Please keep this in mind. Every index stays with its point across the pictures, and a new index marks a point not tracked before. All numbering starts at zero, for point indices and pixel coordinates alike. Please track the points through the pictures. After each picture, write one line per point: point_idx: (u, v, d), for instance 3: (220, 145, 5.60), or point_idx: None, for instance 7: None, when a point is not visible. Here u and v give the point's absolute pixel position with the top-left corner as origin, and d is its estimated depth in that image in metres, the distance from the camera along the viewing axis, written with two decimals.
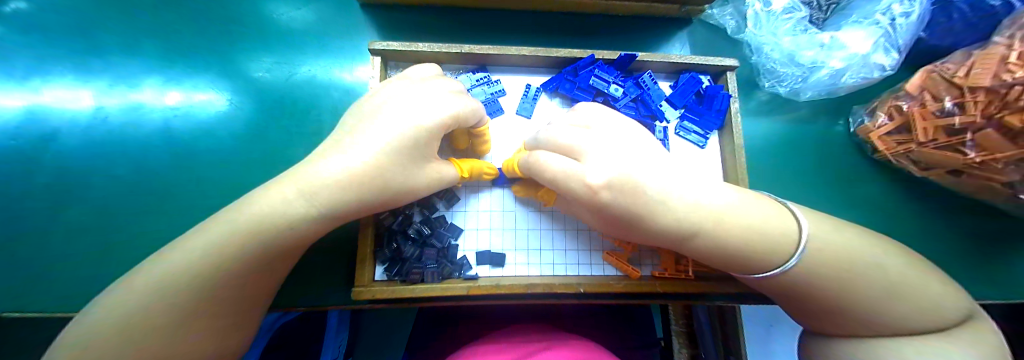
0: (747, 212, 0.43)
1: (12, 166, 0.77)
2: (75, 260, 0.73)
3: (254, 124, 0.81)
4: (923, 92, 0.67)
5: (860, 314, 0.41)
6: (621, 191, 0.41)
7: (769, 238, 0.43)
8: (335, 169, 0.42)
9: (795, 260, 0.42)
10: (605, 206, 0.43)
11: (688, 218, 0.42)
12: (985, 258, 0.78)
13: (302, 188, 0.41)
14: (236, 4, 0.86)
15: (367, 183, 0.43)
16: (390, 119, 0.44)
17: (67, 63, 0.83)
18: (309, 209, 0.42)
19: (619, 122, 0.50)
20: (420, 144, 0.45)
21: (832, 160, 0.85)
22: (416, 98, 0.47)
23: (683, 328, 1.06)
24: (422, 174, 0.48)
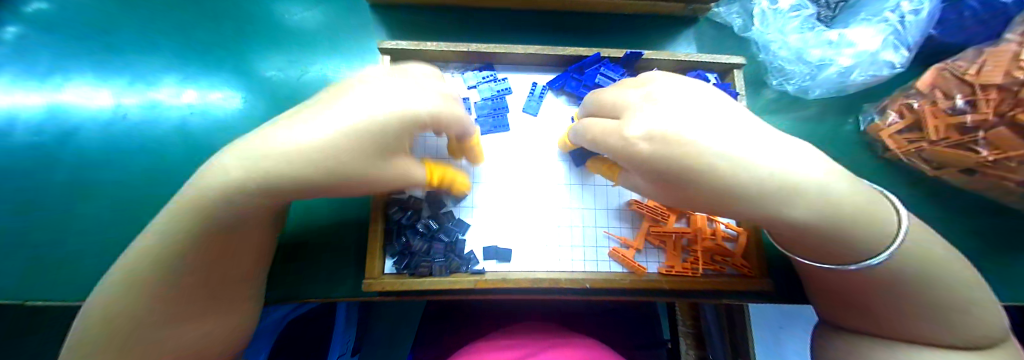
0: (848, 199, 0.34)
1: (37, 161, 0.81)
2: (93, 251, 0.76)
3: (266, 121, 0.83)
4: (934, 90, 0.66)
5: (899, 320, 0.39)
6: (660, 142, 0.36)
7: (851, 228, 0.35)
8: (284, 141, 0.34)
9: (876, 260, 0.36)
10: (644, 160, 0.38)
11: (763, 184, 0.32)
12: (997, 258, 0.77)
13: (245, 161, 0.34)
14: (251, 4, 0.88)
15: (314, 163, 0.34)
16: (355, 99, 0.38)
17: (88, 62, 0.86)
18: (240, 178, 0.34)
19: (706, 93, 0.41)
20: (387, 135, 0.39)
21: (841, 159, 0.84)
22: (388, 89, 0.42)
23: (690, 330, 1.05)
24: (385, 170, 0.42)
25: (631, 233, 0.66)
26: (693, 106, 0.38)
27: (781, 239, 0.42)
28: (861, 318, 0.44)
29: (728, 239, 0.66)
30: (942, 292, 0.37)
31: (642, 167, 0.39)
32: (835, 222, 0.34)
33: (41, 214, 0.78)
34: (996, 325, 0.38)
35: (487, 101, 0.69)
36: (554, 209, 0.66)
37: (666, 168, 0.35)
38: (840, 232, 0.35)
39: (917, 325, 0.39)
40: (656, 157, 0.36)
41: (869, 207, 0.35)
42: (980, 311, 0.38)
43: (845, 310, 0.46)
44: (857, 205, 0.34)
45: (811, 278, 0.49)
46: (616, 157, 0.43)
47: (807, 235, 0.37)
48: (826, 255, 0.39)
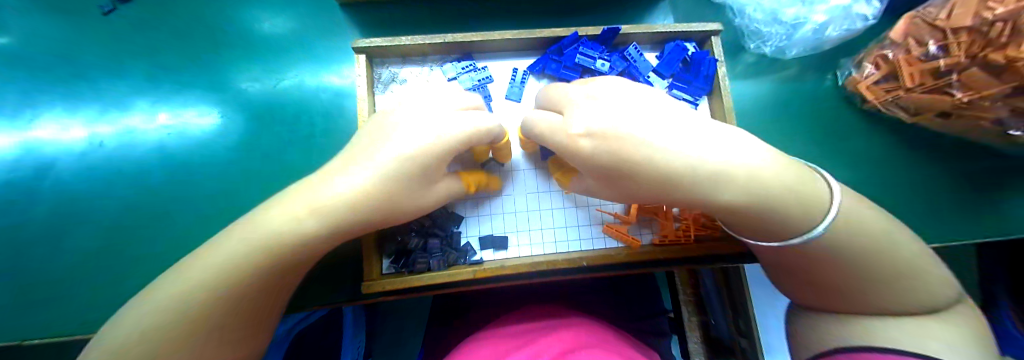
0: (785, 174, 0.38)
1: (15, 202, 0.79)
2: (89, 284, 0.74)
3: (247, 137, 0.82)
4: (907, 38, 0.67)
5: (864, 294, 0.43)
6: (600, 139, 0.38)
7: (795, 204, 0.38)
8: (344, 188, 0.38)
9: (823, 227, 0.39)
10: (587, 156, 0.39)
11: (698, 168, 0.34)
12: (976, 196, 0.79)
13: (313, 207, 0.37)
14: (217, 17, 0.85)
15: (377, 203, 0.40)
16: (397, 138, 0.41)
17: (56, 94, 0.83)
18: (316, 228, 0.38)
19: (641, 92, 0.43)
20: (428, 166, 0.43)
21: (823, 116, 0.85)
22: (430, 113, 0.45)
23: (690, 297, 1.11)
24: (426, 194, 0.46)
25: (623, 209, 0.67)
26: (622, 104, 0.40)
27: (738, 228, 0.44)
28: (829, 299, 0.46)
29: None
30: (886, 261, 0.42)
31: (586, 164, 0.40)
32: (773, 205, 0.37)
33: (29, 254, 0.76)
34: (935, 293, 0.43)
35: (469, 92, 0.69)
36: (544, 200, 0.67)
37: (606, 161, 0.37)
38: (780, 214, 0.39)
39: (875, 297, 0.42)
40: (598, 152, 0.38)
41: (804, 185, 0.39)
42: (920, 279, 0.43)
43: (815, 294, 0.48)
44: (786, 185, 0.37)
45: (777, 266, 0.52)
46: (562, 155, 0.44)
47: (749, 218, 0.39)
48: (779, 236, 0.42)
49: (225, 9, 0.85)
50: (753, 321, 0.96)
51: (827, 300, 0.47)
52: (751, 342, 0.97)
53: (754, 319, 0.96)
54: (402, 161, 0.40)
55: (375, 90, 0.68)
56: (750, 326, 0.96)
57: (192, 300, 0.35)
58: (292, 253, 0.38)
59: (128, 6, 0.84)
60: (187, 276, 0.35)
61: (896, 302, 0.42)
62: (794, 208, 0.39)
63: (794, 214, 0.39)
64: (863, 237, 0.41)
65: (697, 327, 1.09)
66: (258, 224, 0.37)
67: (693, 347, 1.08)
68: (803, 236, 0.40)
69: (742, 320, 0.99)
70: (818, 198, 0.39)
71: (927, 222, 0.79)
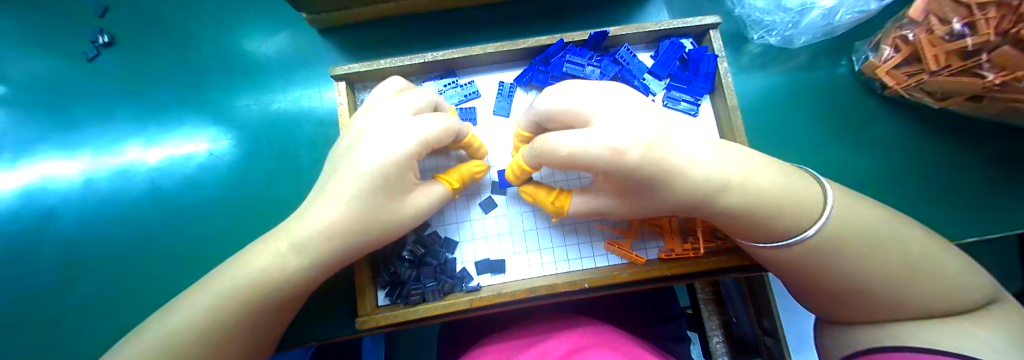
0: (768, 173, 0.44)
1: (20, 249, 0.80)
2: (90, 321, 0.75)
3: (237, 169, 0.81)
4: (928, 16, 0.59)
5: (883, 298, 0.40)
6: (648, 149, 0.37)
7: (795, 195, 0.43)
8: (321, 217, 0.42)
9: (815, 229, 0.42)
10: (632, 170, 0.37)
11: (712, 171, 0.41)
12: (1014, 182, 0.73)
13: (298, 246, 0.43)
14: (198, 51, 0.84)
15: (353, 232, 0.43)
16: (358, 162, 0.43)
17: (51, 139, 0.84)
18: (302, 264, 0.43)
19: (630, 97, 0.44)
20: (390, 177, 0.43)
21: (837, 103, 0.79)
22: (386, 126, 0.45)
23: (709, 296, 1.05)
24: (401, 207, 0.46)
25: (624, 223, 0.64)
26: (620, 105, 0.41)
27: (733, 232, 0.48)
28: (847, 309, 0.44)
29: None
30: (894, 261, 0.40)
31: (625, 175, 0.38)
32: (771, 200, 0.42)
33: (38, 301, 0.77)
34: (966, 290, 0.40)
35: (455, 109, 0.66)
36: (542, 218, 0.64)
37: (650, 172, 0.38)
38: (777, 210, 0.42)
39: (891, 301, 0.40)
40: (646, 163, 0.37)
41: (793, 182, 0.44)
42: (942, 274, 0.40)
43: (832, 306, 0.46)
44: (778, 182, 0.43)
45: (786, 280, 0.51)
46: (596, 171, 0.39)
47: (745, 222, 0.44)
48: (776, 237, 0.44)
49: (204, 42, 0.85)
50: (776, 317, 0.91)
51: (841, 310, 0.45)
52: (776, 341, 0.91)
53: (777, 317, 0.91)
54: (366, 176, 0.42)
55: (359, 116, 0.66)
56: (774, 324, 0.91)
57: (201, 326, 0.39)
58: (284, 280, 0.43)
59: (111, 49, 0.84)
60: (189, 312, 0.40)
61: (920, 304, 0.39)
62: (782, 205, 0.42)
63: (789, 208, 0.43)
64: (862, 238, 0.41)
65: (718, 326, 1.01)
66: (260, 257, 0.43)
67: (717, 345, 0.98)
68: (799, 236, 0.43)
69: (766, 318, 0.95)
70: (812, 190, 0.44)
71: (964, 214, 0.72)
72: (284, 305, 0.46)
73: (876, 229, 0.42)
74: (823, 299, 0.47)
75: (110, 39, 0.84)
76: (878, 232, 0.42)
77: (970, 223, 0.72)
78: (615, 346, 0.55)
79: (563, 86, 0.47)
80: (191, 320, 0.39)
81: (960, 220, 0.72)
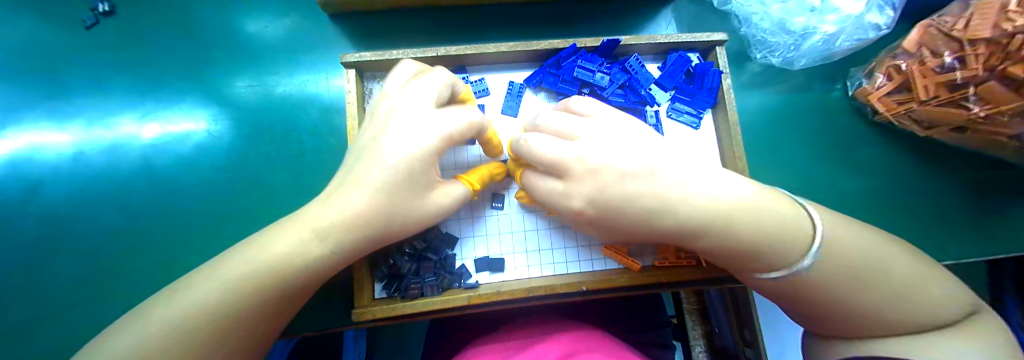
0: (757, 203, 0.43)
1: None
2: (71, 299, 0.73)
3: (236, 152, 0.79)
4: (921, 48, 0.63)
5: (882, 310, 0.41)
6: (598, 205, 0.41)
7: (780, 231, 0.43)
8: (341, 211, 0.42)
9: (809, 260, 0.42)
10: (593, 220, 0.43)
11: (693, 216, 0.41)
12: (989, 211, 0.77)
13: (315, 229, 0.42)
14: (201, 27, 0.82)
15: (367, 221, 0.43)
16: (380, 159, 0.43)
17: (40, 108, 0.80)
18: (315, 251, 0.42)
19: (614, 120, 0.47)
20: (415, 173, 0.44)
21: (830, 125, 0.82)
22: (412, 118, 0.45)
23: (695, 306, 1.06)
24: (426, 201, 0.46)
25: None
26: (598, 142, 0.42)
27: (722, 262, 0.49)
28: (833, 324, 0.45)
29: None
30: (879, 281, 0.41)
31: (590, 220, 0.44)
32: (750, 236, 0.42)
33: (14, 275, 0.74)
34: (948, 299, 0.41)
35: None
36: (542, 220, 0.65)
37: (613, 223, 0.42)
38: (767, 243, 0.42)
39: (879, 316, 0.41)
40: (599, 216, 0.41)
41: (784, 213, 0.44)
42: (930, 287, 0.41)
43: (824, 322, 0.47)
44: (759, 214, 0.43)
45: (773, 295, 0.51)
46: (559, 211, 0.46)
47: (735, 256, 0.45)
48: (764, 268, 0.45)
49: (211, 19, 0.83)
50: (758, 329, 0.95)
51: (835, 326, 0.45)
52: (757, 352, 0.94)
53: (759, 329, 0.95)
54: (392, 171, 0.43)
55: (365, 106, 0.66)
56: (755, 337, 0.94)
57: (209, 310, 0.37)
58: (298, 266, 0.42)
59: (111, 19, 0.82)
60: (197, 292, 0.38)
61: (915, 315, 0.40)
62: (768, 240, 0.43)
63: (773, 245, 0.43)
64: (845, 260, 0.42)
65: (701, 336, 1.03)
66: (283, 240, 0.42)
67: (699, 353, 1.00)
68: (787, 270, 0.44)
69: (746, 329, 0.98)
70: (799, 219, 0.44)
71: (941, 239, 0.76)
72: (300, 293, 0.45)
73: (869, 250, 0.43)
74: (807, 313, 0.47)
75: (111, 8, 0.81)
76: (871, 252, 0.43)
77: (946, 247, 0.76)
78: (605, 351, 0.56)
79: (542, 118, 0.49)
80: (203, 298, 0.37)
81: (937, 245, 0.76)
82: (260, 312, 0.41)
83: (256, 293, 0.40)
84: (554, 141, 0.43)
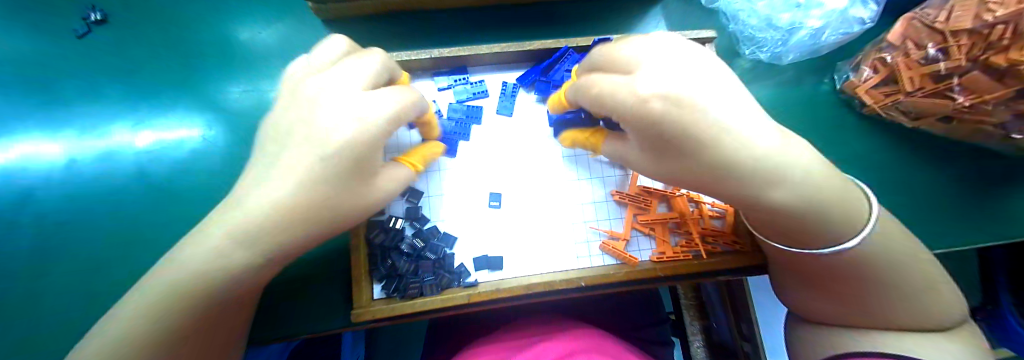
0: (833, 181, 0.37)
1: None
2: (63, 309, 0.72)
3: (230, 157, 0.79)
4: (906, 41, 0.64)
5: (892, 307, 0.43)
6: (674, 102, 0.31)
7: (849, 211, 0.39)
8: (269, 199, 0.38)
9: (856, 242, 0.41)
10: (656, 121, 0.32)
11: (769, 157, 0.31)
12: (979, 200, 0.78)
13: (232, 232, 0.38)
14: (194, 34, 0.83)
15: (309, 214, 0.40)
16: (313, 136, 0.39)
17: (31, 118, 0.80)
18: (243, 254, 0.39)
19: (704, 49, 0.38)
20: (360, 159, 0.40)
21: (820, 118, 0.84)
22: (344, 95, 0.41)
23: (692, 301, 1.08)
24: (370, 190, 0.44)
25: (619, 225, 0.66)
26: (701, 61, 0.34)
27: (765, 225, 0.44)
28: (827, 309, 0.48)
29: (716, 219, 0.65)
30: (899, 283, 0.43)
31: (649, 130, 0.34)
32: (816, 204, 0.36)
33: (6, 287, 0.73)
34: (947, 309, 0.44)
35: (461, 105, 0.68)
36: (540, 217, 0.65)
37: (679, 132, 0.31)
38: (825, 218, 0.38)
39: (887, 311, 0.43)
40: (668, 119, 0.31)
41: (848, 193, 0.40)
42: (939, 295, 0.44)
43: (823, 306, 0.49)
44: (837, 194, 0.38)
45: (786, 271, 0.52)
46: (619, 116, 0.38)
47: (791, 225, 0.39)
48: (813, 244, 0.42)
49: (203, 26, 0.83)
50: (755, 323, 0.95)
51: (831, 312, 0.48)
52: (754, 345, 0.94)
53: (756, 323, 0.95)
54: (331, 158, 0.38)
55: None
56: (751, 330, 0.95)
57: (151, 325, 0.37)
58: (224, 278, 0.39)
59: (102, 28, 0.81)
60: (145, 304, 0.38)
61: (917, 318, 0.43)
62: (839, 210, 0.38)
63: (839, 218, 0.39)
64: (876, 249, 0.42)
65: (699, 331, 1.03)
66: (198, 249, 0.39)
67: (696, 349, 1.01)
68: (835, 247, 0.42)
69: (744, 322, 0.98)
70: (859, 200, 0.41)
71: (933, 229, 0.77)
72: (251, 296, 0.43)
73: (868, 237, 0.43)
74: (807, 294, 0.50)
75: (103, 17, 0.81)
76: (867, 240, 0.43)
77: (939, 236, 0.77)
78: (607, 349, 0.57)
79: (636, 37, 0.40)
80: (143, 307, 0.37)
81: (929, 235, 0.77)
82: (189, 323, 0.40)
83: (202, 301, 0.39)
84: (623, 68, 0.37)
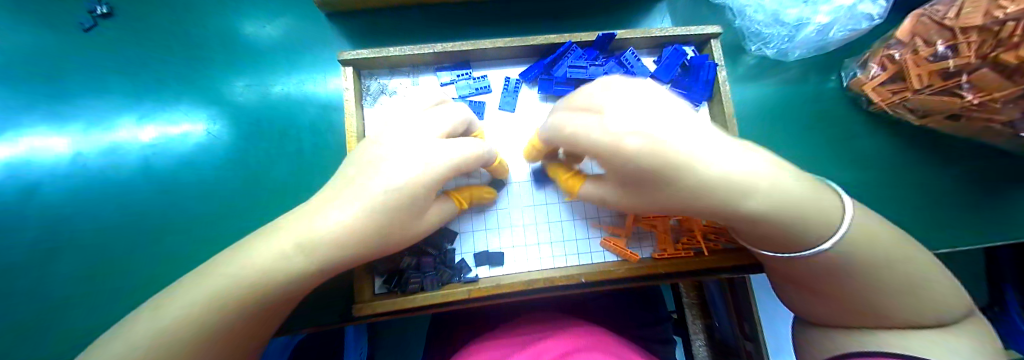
0: (801, 186, 0.39)
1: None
2: (71, 301, 0.73)
3: (234, 151, 0.80)
4: (914, 38, 0.63)
5: (895, 307, 0.43)
6: (646, 141, 0.36)
7: (818, 213, 0.40)
8: (329, 226, 0.38)
9: (831, 243, 0.41)
10: (630, 160, 0.37)
11: (737, 176, 0.35)
12: (987, 199, 0.77)
13: (300, 242, 0.37)
14: (199, 28, 0.83)
15: (364, 241, 0.40)
16: (382, 177, 0.40)
17: (40, 112, 0.81)
18: (302, 265, 0.38)
19: (656, 90, 0.44)
20: (416, 200, 0.42)
21: (825, 116, 0.83)
22: (420, 143, 0.44)
23: (695, 300, 1.07)
24: (415, 226, 0.45)
25: (620, 221, 0.66)
26: (657, 109, 0.39)
27: (749, 239, 0.46)
28: (829, 309, 0.48)
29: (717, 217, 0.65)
30: (900, 279, 0.43)
31: (625, 167, 0.39)
32: (794, 211, 0.38)
33: (16, 278, 0.74)
34: (955, 306, 0.44)
35: (465, 100, 0.67)
36: (540, 214, 0.65)
37: (651, 168, 0.36)
38: (799, 223, 0.39)
39: (891, 310, 0.43)
40: (641, 154, 0.36)
41: (818, 194, 0.40)
42: (943, 292, 0.44)
43: (828, 308, 0.48)
44: (806, 195, 0.39)
45: (782, 275, 0.53)
46: (593, 155, 0.42)
47: (772, 234, 0.40)
48: (789, 248, 0.43)
49: (208, 20, 0.83)
50: (757, 323, 0.95)
51: (835, 313, 0.48)
52: (757, 345, 0.95)
53: (758, 322, 0.95)
54: (393, 193, 0.39)
55: (363, 103, 0.66)
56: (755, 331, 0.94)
57: (185, 327, 0.33)
58: (273, 286, 0.37)
59: (108, 22, 0.82)
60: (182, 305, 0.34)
61: (923, 314, 0.43)
62: (812, 213, 0.40)
63: (811, 223, 0.40)
64: (860, 249, 0.42)
65: (702, 330, 1.05)
66: (262, 252, 0.37)
67: (698, 348, 1.03)
68: (813, 249, 0.42)
69: (746, 322, 0.99)
70: (831, 202, 0.41)
71: (940, 228, 0.77)
72: (284, 305, 0.42)
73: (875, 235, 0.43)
74: (806, 293, 0.51)
75: (109, 11, 0.81)
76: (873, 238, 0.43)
77: (945, 235, 0.76)
78: (609, 348, 0.56)
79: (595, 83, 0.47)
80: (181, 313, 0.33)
81: (936, 234, 0.76)
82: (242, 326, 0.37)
83: (245, 304, 0.36)
84: (585, 116, 0.44)
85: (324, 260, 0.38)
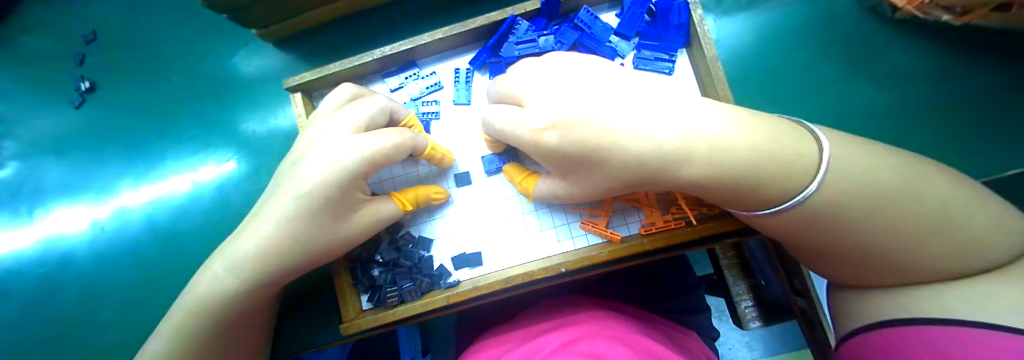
0: (748, 136, 0.38)
1: (44, 290, 0.87)
2: (110, 349, 0.82)
3: (217, 194, 0.84)
4: None
5: (918, 259, 0.35)
6: (565, 129, 0.41)
7: (784, 163, 0.38)
8: (253, 239, 0.46)
9: (815, 186, 0.37)
10: (554, 149, 0.42)
11: (667, 142, 0.38)
12: None
13: (228, 264, 0.47)
14: (168, 84, 0.87)
15: (286, 247, 0.46)
16: (309, 179, 0.45)
17: (56, 187, 0.90)
18: (239, 279, 0.47)
19: (589, 64, 0.46)
20: (332, 198, 0.46)
21: (837, 35, 0.75)
22: (336, 142, 0.47)
23: (734, 260, 0.92)
24: (347, 225, 0.49)
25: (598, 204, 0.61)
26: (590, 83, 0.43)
27: (715, 201, 0.45)
28: (852, 272, 0.42)
29: None
30: (922, 226, 0.35)
31: (551, 155, 0.43)
32: (743, 167, 0.38)
33: (64, 334, 0.84)
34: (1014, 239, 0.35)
35: (416, 102, 0.65)
36: (510, 207, 0.63)
37: (576, 151, 0.41)
38: (758, 178, 0.38)
39: (915, 263, 0.36)
40: (563, 143, 0.41)
41: (782, 145, 0.38)
42: (992, 226, 0.35)
43: (855, 270, 0.41)
44: (754, 144, 0.38)
45: (788, 242, 0.47)
46: (526, 149, 0.47)
47: (710, 189, 0.42)
48: (752, 206, 0.42)
49: (173, 75, 0.87)
50: (806, 275, 0.80)
51: (860, 274, 0.41)
52: (810, 302, 0.81)
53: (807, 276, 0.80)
54: (307, 197, 0.45)
55: None
56: (804, 285, 0.80)
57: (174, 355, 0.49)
58: (219, 303, 0.48)
59: (93, 94, 0.88)
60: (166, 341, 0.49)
61: (962, 261, 0.35)
62: (765, 166, 0.38)
63: (770, 177, 0.38)
64: (856, 196, 0.36)
65: (747, 290, 0.89)
66: (204, 280, 0.48)
67: (747, 309, 0.87)
68: (785, 204, 0.39)
69: (796, 277, 0.83)
70: (804, 151, 0.38)
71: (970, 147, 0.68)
72: (244, 313, 0.52)
73: (878, 186, 0.35)
74: (822, 257, 0.44)
75: (92, 85, 0.88)
76: (878, 191, 0.35)
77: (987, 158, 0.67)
78: (618, 334, 0.50)
79: (522, 66, 0.50)
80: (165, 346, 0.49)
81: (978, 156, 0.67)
82: (218, 338, 0.51)
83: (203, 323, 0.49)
84: (512, 110, 0.47)
85: (270, 267, 0.47)
